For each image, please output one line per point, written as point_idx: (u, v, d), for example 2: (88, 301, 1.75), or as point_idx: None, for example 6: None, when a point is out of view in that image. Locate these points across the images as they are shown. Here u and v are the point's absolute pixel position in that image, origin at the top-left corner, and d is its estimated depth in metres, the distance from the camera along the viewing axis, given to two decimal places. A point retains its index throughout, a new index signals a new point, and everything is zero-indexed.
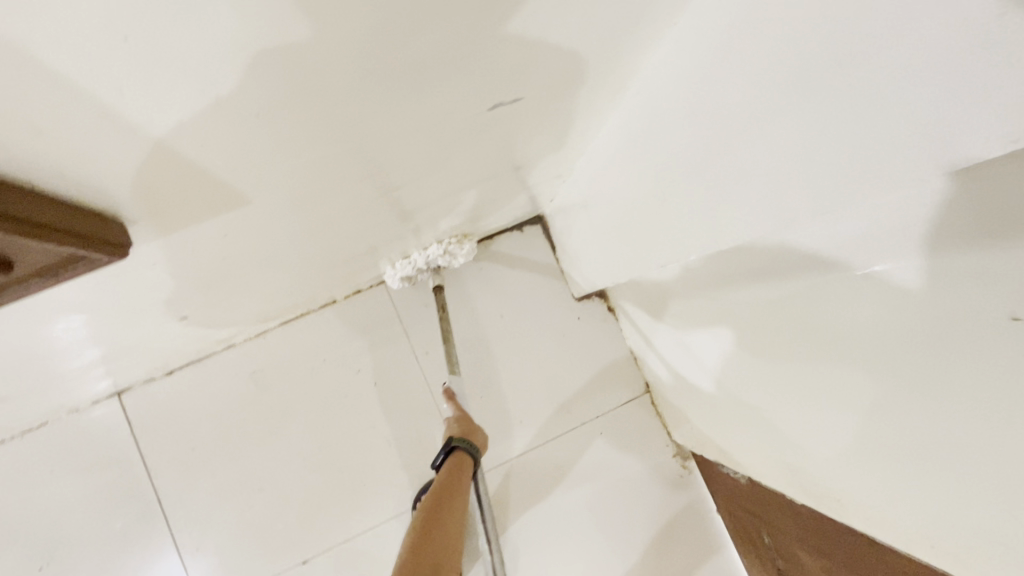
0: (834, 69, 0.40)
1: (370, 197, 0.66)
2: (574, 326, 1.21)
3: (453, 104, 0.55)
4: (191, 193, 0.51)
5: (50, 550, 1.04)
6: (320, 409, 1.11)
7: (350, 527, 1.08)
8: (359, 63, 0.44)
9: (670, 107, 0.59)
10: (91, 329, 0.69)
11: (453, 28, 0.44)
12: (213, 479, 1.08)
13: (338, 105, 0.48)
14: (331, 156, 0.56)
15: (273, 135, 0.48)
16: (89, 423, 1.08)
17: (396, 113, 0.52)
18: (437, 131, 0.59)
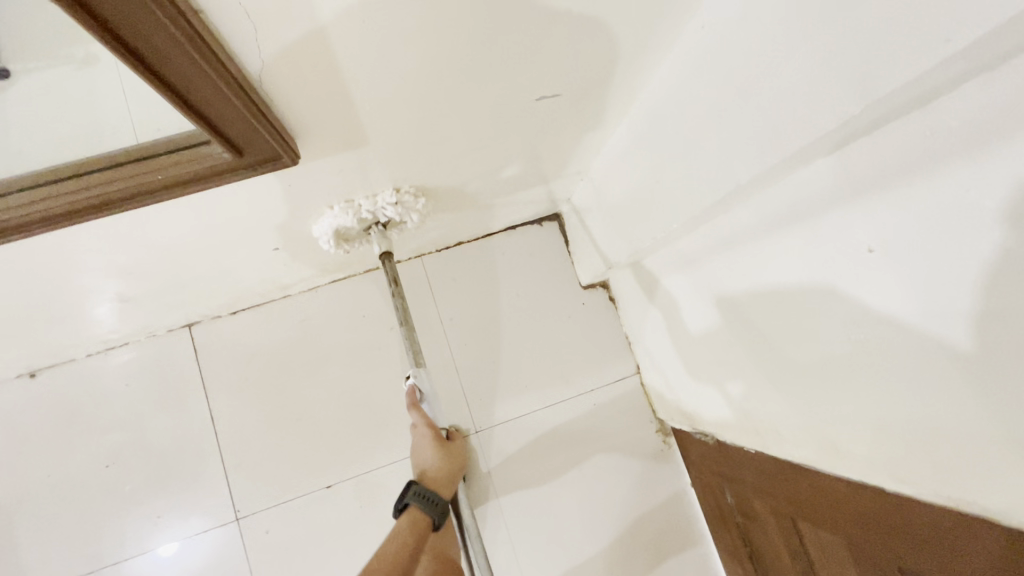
0: (769, 82, 0.56)
1: (431, 163, 0.82)
2: (579, 310, 1.39)
3: (512, 94, 0.71)
4: (322, 155, 0.70)
5: (114, 452, 1.21)
6: (355, 358, 1.29)
7: (371, 461, 1.25)
8: (454, 57, 0.60)
9: (665, 114, 0.76)
10: (204, 245, 0.88)
11: (524, 38, 0.60)
12: (259, 407, 1.25)
13: (431, 87, 0.64)
14: (412, 127, 0.71)
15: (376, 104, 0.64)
16: (160, 348, 1.25)
17: (469, 96, 0.68)
18: (494, 115, 0.75)
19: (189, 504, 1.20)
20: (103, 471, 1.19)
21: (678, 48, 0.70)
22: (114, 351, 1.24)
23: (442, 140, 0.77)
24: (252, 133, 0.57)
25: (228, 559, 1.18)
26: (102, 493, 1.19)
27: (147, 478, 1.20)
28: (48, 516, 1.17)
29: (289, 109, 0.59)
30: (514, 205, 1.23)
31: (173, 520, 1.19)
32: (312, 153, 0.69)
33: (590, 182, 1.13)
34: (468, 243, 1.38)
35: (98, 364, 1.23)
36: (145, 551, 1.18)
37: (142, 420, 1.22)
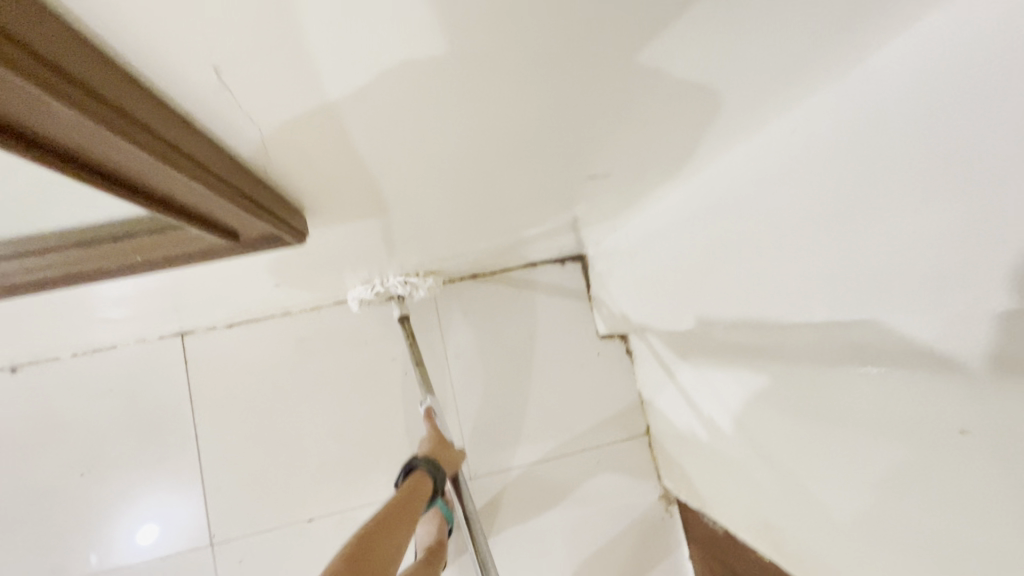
0: (865, 205, 0.45)
1: (453, 209, 0.72)
2: (593, 359, 1.31)
3: (553, 147, 0.59)
4: (334, 213, 0.61)
5: (91, 460, 1.16)
6: (351, 387, 1.22)
7: (357, 499, 1.19)
8: (486, 108, 0.48)
9: (730, 200, 0.65)
10: (201, 279, 0.81)
11: (574, 92, 0.48)
12: (246, 428, 1.19)
13: (455, 137, 0.52)
14: (434, 179, 0.60)
15: (389, 157, 0.52)
16: (148, 355, 1.19)
17: (501, 147, 0.57)
18: (530, 167, 0.64)
19: (163, 522, 1.15)
20: (77, 479, 1.14)
21: (754, 137, 0.60)
22: (100, 353, 1.18)
23: (468, 198, 0.68)
24: (255, 226, 0.52)
25: None
26: (75, 502, 1.14)
27: (121, 491, 1.15)
28: (17, 519, 1.12)
29: (298, 172, 0.50)
30: (537, 246, 1.14)
31: (146, 538, 1.15)
32: (323, 210, 0.60)
33: (623, 236, 1.03)
34: (483, 276, 1.29)
35: (82, 365, 1.17)
36: (114, 566, 1.14)
37: (123, 429, 1.17)
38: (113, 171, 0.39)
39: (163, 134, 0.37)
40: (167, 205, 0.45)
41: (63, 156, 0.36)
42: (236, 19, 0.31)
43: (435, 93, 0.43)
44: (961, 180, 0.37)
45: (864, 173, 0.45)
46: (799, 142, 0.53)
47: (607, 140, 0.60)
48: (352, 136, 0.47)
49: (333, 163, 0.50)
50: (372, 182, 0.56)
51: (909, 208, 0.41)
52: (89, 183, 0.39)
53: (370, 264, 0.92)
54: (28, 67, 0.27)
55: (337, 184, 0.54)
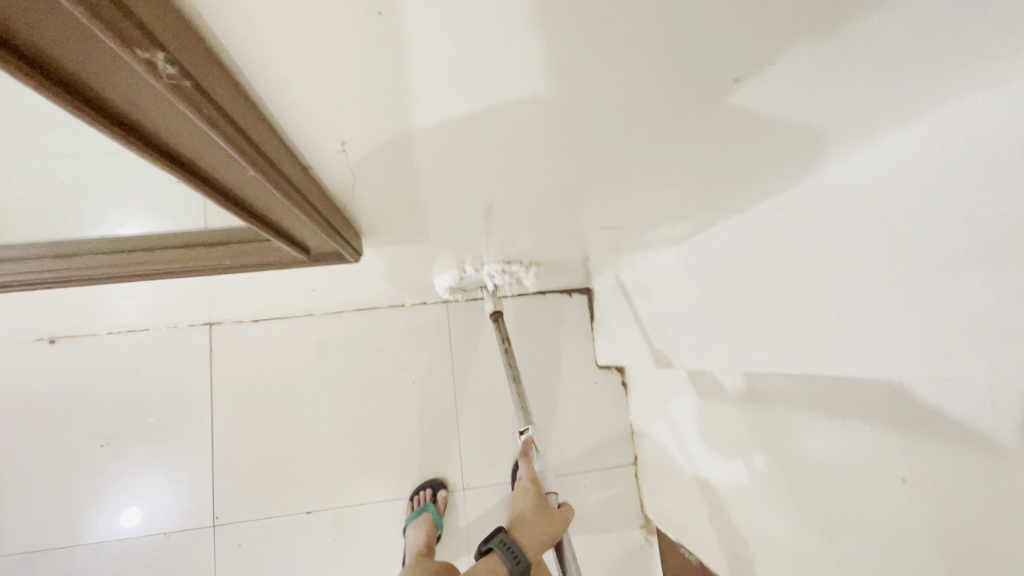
0: (846, 290, 0.54)
1: (485, 242, 0.81)
2: (590, 388, 1.38)
3: (588, 210, 0.69)
4: (382, 236, 0.70)
5: (113, 433, 1.23)
6: (362, 390, 1.30)
7: (355, 496, 1.26)
8: (538, 184, 0.57)
9: (733, 260, 0.74)
10: (248, 277, 0.90)
11: (615, 180, 0.58)
12: (259, 419, 1.26)
13: (507, 199, 0.62)
14: (481, 221, 0.70)
15: (451, 208, 0.62)
16: (177, 341, 1.27)
17: (542, 207, 0.66)
18: (562, 219, 0.73)
19: (172, 500, 1.22)
20: (97, 450, 1.22)
21: (750, 211, 0.68)
22: (134, 334, 1.26)
23: (497, 235, 0.77)
24: (323, 243, 0.60)
25: (197, 563, 1.20)
26: (92, 472, 1.21)
27: (137, 466, 1.22)
28: (36, 483, 1.19)
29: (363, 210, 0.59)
30: (550, 276, 1.23)
31: (153, 513, 1.21)
32: (374, 232, 0.69)
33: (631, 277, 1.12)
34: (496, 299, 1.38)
35: (116, 343, 1.25)
36: (120, 537, 1.20)
37: (145, 408, 1.24)
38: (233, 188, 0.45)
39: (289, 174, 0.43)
40: (256, 214, 0.50)
41: (190, 168, 0.41)
42: (349, 132, 0.40)
43: (487, 172, 0.52)
44: (924, 286, 0.46)
45: (847, 262, 0.54)
46: (794, 220, 0.62)
47: (634, 210, 0.70)
48: (412, 193, 0.56)
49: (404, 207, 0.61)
50: (427, 220, 0.66)
51: (883, 298, 0.50)
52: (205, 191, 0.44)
53: (400, 278, 1.01)
54: (213, 117, 0.32)
55: (393, 217, 0.64)
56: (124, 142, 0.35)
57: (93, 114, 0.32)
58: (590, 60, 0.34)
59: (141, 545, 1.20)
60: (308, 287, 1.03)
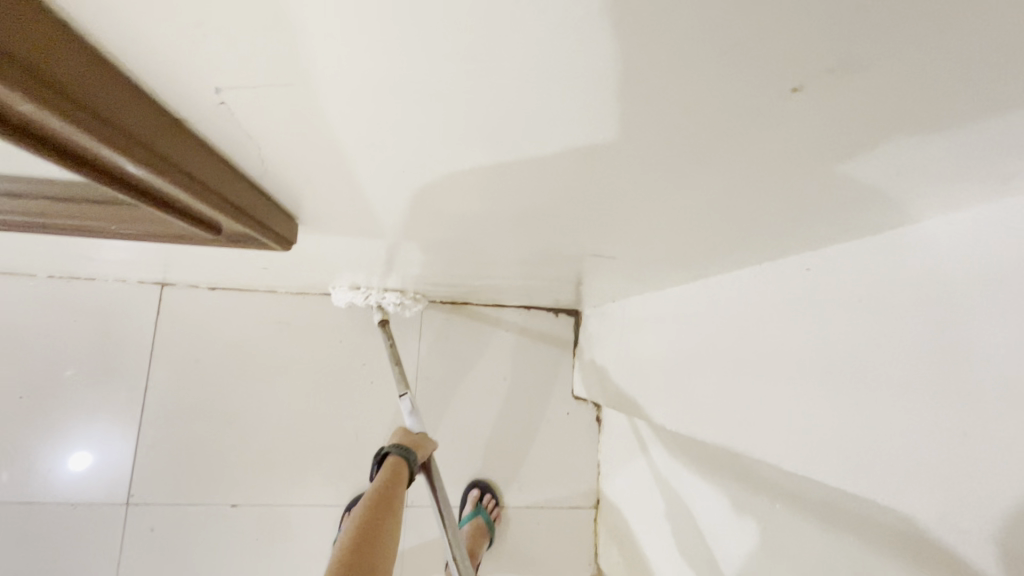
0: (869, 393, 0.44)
1: (453, 249, 0.70)
2: (560, 419, 1.27)
3: (568, 228, 0.58)
4: (332, 222, 0.59)
5: (35, 384, 1.12)
6: (314, 382, 1.19)
7: (287, 496, 1.15)
8: (509, 190, 0.47)
9: (728, 319, 0.64)
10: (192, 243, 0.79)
11: (605, 200, 0.47)
12: (197, 395, 1.16)
13: (471, 203, 0.51)
14: (442, 224, 0.59)
15: (403, 203, 0.51)
16: (122, 296, 1.16)
17: (516, 217, 0.55)
18: (540, 236, 0.62)
19: (85, 469, 1.11)
20: (11, 402, 1.10)
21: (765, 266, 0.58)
22: (75, 282, 1.15)
23: (470, 241, 0.66)
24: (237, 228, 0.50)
25: (102, 542, 1.10)
26: (2, 425, 1.10)
27: (53, 425, 1.11)
28: None
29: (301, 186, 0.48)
30: (535, 292, 1.12)
31: (64, 478, 1.11)
32: (322, 214, 0.58)
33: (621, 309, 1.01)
34: (475, 306, 1.27)
35: (54, 288, 1.14)
36: (21, 501, 1.09)
37: (74, 364, 1.13)
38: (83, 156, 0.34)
39: (140, 135, 0.32)
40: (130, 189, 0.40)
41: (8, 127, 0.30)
42: (250, 71, 0.29)
43: (450, 166, 0.41)
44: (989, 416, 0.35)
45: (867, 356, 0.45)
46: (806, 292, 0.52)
47: (623, 239, 0.59)
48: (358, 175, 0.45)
49: (349, 194, 0.50)
50: (378, 213, 0.55)
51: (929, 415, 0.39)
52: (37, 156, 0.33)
53: (364, 269, 0.90)
54: None
55: (338, 203, 0.53)
56: None
57: None
58: (589, 22, 0.23)
59: (43, 513, 1.09)
60: (262, 262, 0.92)
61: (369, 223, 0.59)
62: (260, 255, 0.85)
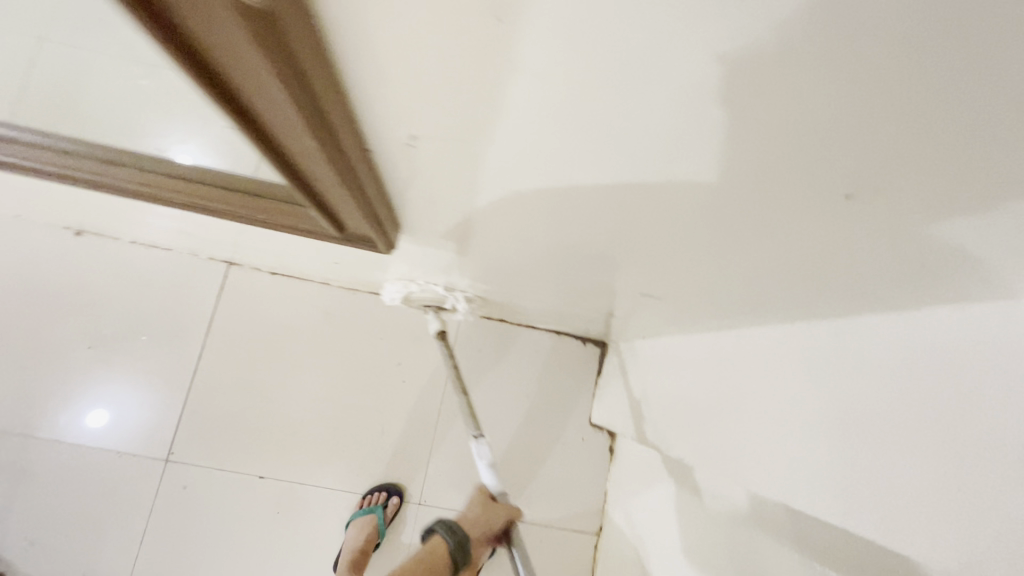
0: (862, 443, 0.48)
1: (510, 267, 0.78)
2: (575, 443, 1.32)
3: (617, 264, 0.65)
4: (420, 234, 0.68)
5: (104, 338, 1.23)
6: (351, 372, 1.27)
7: (311, 476, 1.22)
8: (575, 224, 0.54)
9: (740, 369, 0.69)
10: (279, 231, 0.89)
11: (657, 245, 0.54)
12: (244, 369, 1.25)
13: (539, 229, 0.58)
14: (509, 245, 0.66)
15: (480, 221, 0.59)
16: (193, 270, 1.27)
17: (574, 248, 0.62)
18: (590, 267, 0.70)
19: (134, 421, 1.20)
20: (83, 352, 1.22)
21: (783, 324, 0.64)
22: (155, 250, 1.26)
23: (533, 265, 0.74)
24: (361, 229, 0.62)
25: (138, 493, 1.18)
26: (71, 369, 1.21)
27: (115, 377, 1.22)
28: (18, 363, 1.20)
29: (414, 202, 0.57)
30: (569, 319, 1.19)
31: (115, 427, 1.20)
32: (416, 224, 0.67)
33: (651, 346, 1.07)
34: (509, 324, 1.35)
35: (135, 253, 1.26)
36: (74, 442, 1.19)
37: (142, 324, 1.24)
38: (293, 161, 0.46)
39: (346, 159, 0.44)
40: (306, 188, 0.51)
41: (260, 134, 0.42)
42: (435, 128, 0.38)
43: (543, 200, 0.49)
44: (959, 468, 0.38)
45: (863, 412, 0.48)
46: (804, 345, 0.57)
47: (669, 283, 0.67)
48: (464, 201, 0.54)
49: (440, 211, 0.58)
50: (456, 228, 0.63)
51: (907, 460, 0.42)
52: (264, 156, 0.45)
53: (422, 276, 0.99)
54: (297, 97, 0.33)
55: (426, 218, 0.61)
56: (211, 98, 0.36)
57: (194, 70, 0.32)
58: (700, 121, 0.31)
59: (91, 457, 1.18)
60: (333, 258, 1.02)
61: (447, 236, 0.67)
62: (337, 252, 0.95)
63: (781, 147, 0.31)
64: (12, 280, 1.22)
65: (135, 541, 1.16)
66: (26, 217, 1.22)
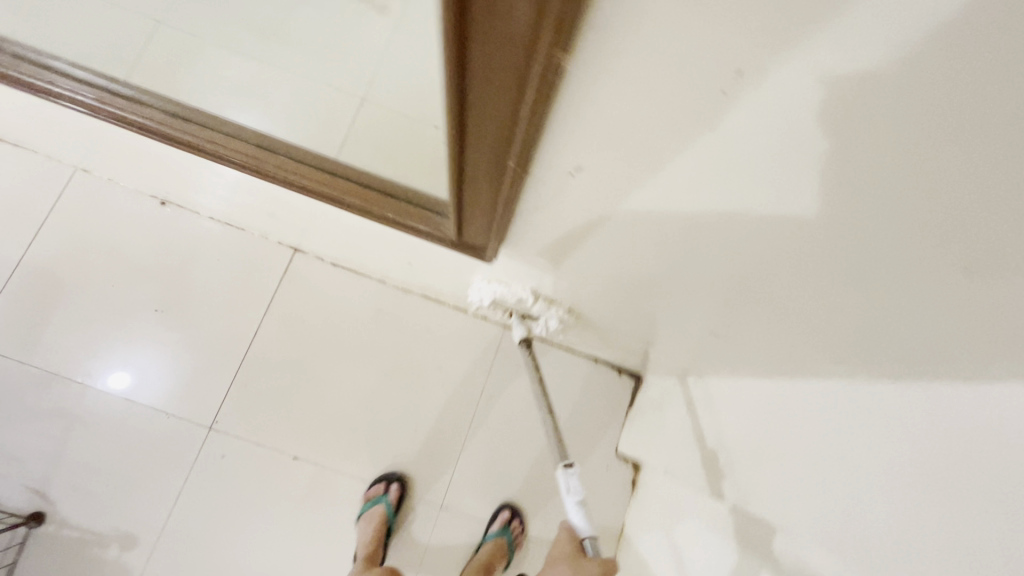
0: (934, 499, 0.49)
1: (585, 276, 0.85)
2: (599, 470, 1.34)
3: (693, 291, 0.72)
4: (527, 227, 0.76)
5: (169, 304, 1.30)
6: (393, 369, 1.32)
7: (341, 463, 1.26)
8: (681, 229, 0.62)
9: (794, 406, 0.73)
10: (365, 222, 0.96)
11: (741, 274, 0.62)
12: (294, 351, 1.30)
13: (642, 231, 0.66)
14: (599, 242, 0.74)
15: (584, 208, 0.66)
16: (260, 250, 1.34)
17: (666, 260, 0.69)
18: (661, 287, 0.76)
19: (184, 387, 1.26)
20: (149, 314, 1.29)
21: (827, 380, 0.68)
22: (229, 228, 1.34)
23: (611, 274, 0.81)
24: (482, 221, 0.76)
25: (178, 456, 1.23)
26: (136, 329, 1.28)
27: (174, 342, 1.28)
28: (88, 316, 1.27)
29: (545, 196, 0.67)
30: (611, 345, 1.23)
31: (166, 389, 1.26)
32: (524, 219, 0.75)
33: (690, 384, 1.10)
34: (549, 343, 1.39)
35: (211, 228, 1.34)
36: (126, 398, 1.24)
37: (207, 295, 1.31)
38: (470, 154, 0.60)
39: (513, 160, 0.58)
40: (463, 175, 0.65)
41: (460, 128, 0.56)
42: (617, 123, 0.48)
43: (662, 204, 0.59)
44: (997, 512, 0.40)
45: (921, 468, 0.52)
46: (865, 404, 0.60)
47: (731, 324, 0.73)
48: (594, 200, 0.64)
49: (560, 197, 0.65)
50: (557, 215, 0.70)
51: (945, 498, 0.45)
52: (453, 142, 0.59)
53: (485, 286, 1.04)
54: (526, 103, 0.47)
55: (541, 207, 0.69)
56: (449, 94, 0.51)
57: (459, 70, 0.47)
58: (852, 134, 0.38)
59: (140, 414, 1.24)
60: (404, 254, 1.08)
61: (543, 224, 0.74)
62: (412, 248, 1.02)
63: (872, 191, 0.41)
64: (96, 238, 1.30)
65: (169, 501, 1.20)
66: (119, 181, 1.31)
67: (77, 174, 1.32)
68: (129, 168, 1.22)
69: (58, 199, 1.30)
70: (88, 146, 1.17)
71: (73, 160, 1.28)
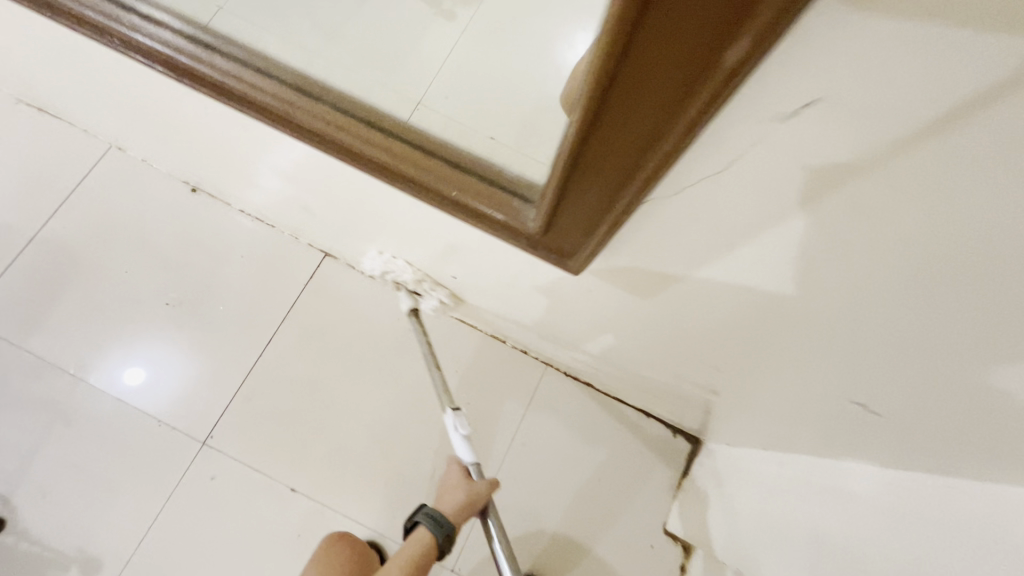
0: None
1: (683, 284, 0.68)
2: (641, 548, 1.12)
3: (838, 326, 0.54)
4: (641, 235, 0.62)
5: (183, 297, 1.18)
6: (415, 399, 1.16)
7: (343, 502, 1.09)
8: (869, 233, 0.44)
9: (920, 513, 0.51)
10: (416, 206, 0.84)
11: (933, 322, 0.43)
12: (308, 366, 1.16)
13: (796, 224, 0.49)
14: (716, 240, 0.57)
15: (720, 190, 0.50)
16: (289, 251, 1.23)
17: (818, 272, 0.52)
18: (795, 310, 0.59)
19: (184, 392, 1.12)
20: (159, 307, 1.17)
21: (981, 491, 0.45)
22: (259, 224, 1.23)
23: (738, 299, 0.65)
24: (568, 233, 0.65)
25: (163, 470, 1.08)
26: (143, 321, 1.16)
27: (181, 340, 1.16)
28: (95, 302, 1.16)
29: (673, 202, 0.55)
30: (673, 397, 1.05)
31: (163, 392, 1.12)
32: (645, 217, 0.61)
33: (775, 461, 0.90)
34: (594, 391, 1.21)
35: (241, 221, 1.23)
36: (119, 397, 1.11)
37: (224, 293, 1.19)
38: (593, 141, 0.49)
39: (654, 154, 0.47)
40: (568, 174, 0.54)
41: (593, 105, 0.44)
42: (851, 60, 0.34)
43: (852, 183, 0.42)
44: None
45: None
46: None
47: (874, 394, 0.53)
48: (743, 209, 0.51)
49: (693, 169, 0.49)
50: (682, 201, 0.54)
51: None
52: (576, 123, 0.47)
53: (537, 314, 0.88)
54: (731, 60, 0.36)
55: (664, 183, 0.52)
56: (602, 50, 0.39)
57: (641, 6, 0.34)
58: None
59: (130, 418, 1.10)
60: (453, 256, 0.94)
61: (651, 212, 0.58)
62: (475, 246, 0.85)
63: None
64: (118, 220, 1.20)
65: (144, 523, 1.04)
66: (153, 162, 1.23)
67: (112, 151, 1.24)
68: (165, 147, 1.13)
69: (88, 175, 1.22)
70: (126, 119, 1.09)
71: (110, 135, 1.21)
